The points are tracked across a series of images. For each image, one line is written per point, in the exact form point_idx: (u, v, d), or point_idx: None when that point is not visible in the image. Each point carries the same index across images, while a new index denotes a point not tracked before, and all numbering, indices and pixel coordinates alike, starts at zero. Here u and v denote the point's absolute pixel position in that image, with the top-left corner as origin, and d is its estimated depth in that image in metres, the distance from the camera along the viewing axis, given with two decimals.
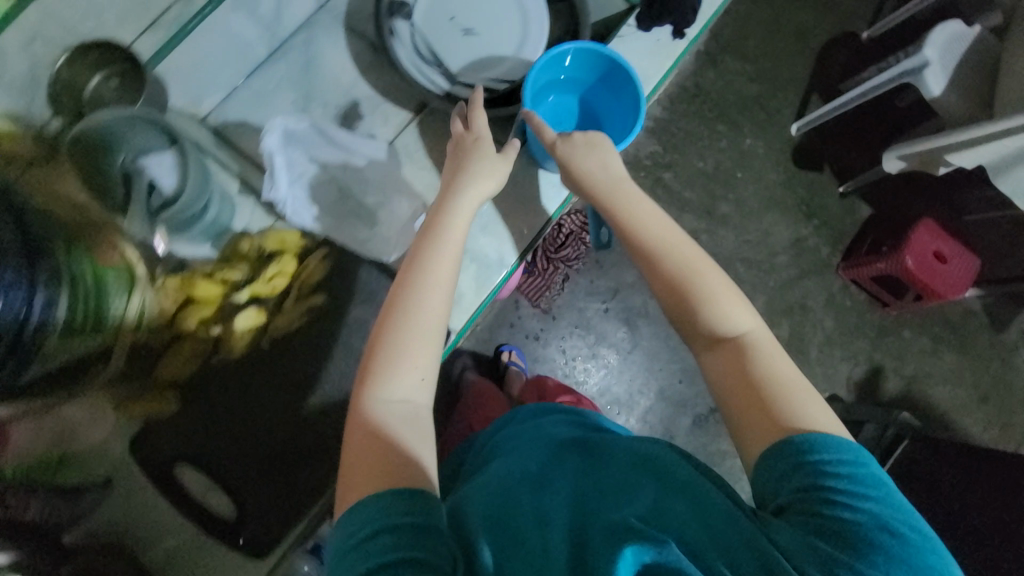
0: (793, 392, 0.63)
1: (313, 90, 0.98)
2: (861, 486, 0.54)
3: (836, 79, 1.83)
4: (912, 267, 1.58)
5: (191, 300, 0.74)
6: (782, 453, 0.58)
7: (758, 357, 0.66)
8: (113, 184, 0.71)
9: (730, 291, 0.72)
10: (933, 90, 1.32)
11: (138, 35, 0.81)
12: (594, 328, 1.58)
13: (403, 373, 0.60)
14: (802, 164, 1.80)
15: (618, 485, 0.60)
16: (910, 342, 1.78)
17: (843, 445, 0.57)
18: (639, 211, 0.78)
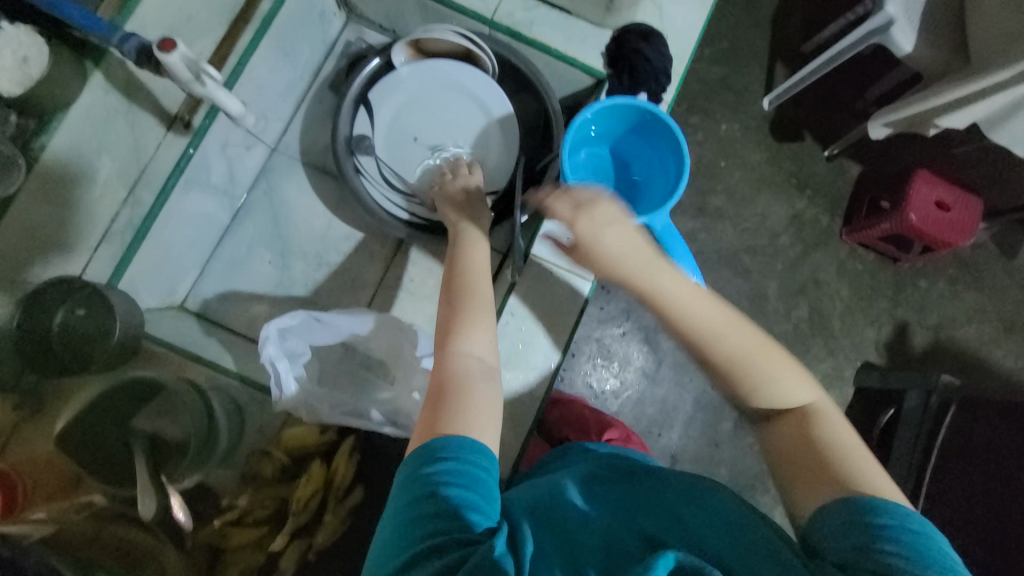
0: (868, 465, 0.52)
1: (290, 243, 0.93)
2: (940, 565, 0.43)
3: (793, 32, 1.51)
4: (917, 223, 1.32)
5: (226, 550, 0.69)
6: (845, 506, 0.48)
7: (827, 429, 0.55)
8: (121, 462, 0.63)
9: (787, 362, 0.60)
10: (907, 47, 1.11)
11: (92, 253, 0.73)
12: (616, 353, 1.31)
13: (477, 331, 0.59)
14: (781, 139, 1.49)
15: (678, 510, 0.53)
16: (928, 292, 1.47)
17: (908, 513, 0.46)
18: (679, 288, 0.61)
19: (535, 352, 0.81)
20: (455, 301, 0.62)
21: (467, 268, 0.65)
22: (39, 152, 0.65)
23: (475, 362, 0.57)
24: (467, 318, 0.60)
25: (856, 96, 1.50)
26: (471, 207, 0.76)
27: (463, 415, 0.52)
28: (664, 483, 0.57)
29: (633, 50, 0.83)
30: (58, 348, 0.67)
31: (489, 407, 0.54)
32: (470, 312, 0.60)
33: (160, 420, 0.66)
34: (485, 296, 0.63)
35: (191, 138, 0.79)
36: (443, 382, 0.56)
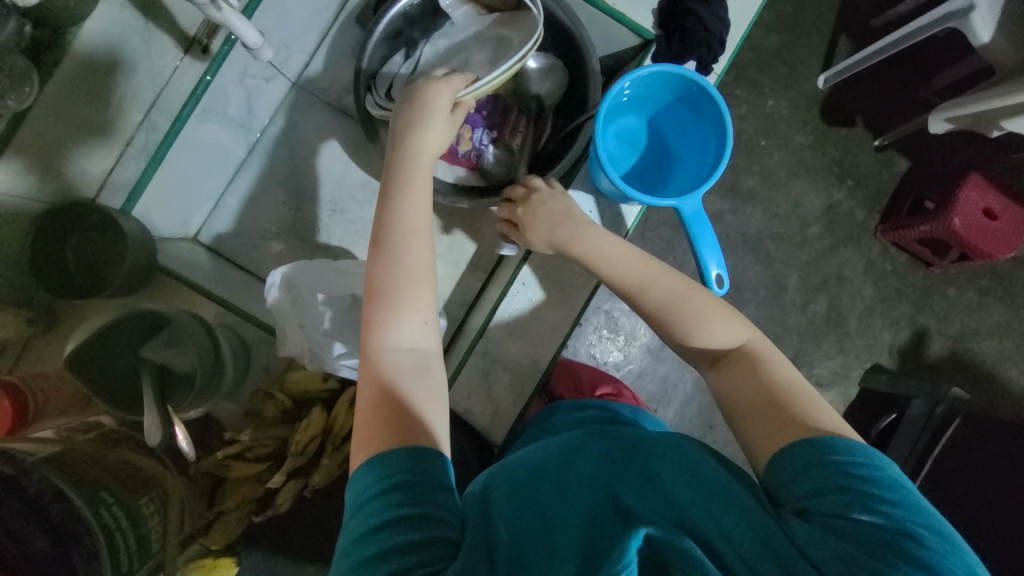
0: (807, 397, 0.55)
1: (305, 184, 0.91)
2: (890, 490, 0.46)
3: (864, 4, 1.37)
4: (959, 228, 1.24)
5: (228, 478, 0.73)
6: (804, 449, 0.50)
7: (768, 366, 0.58)
8: (130, 388, 0.65)
9: (719, 306, 0.63)
10: (985, 39, 1.01)
11: (118, 159, 0.73)
12: (623, 327, 1.29)
13: (406, 320, 0.57)
14: (830, 122, 1.39)
15: (658, 475, 0.52)
16: (955, 302, 1.42)
17: (857, 448, 0.49)
18: (609, 247, 0.69)
19: (544, 323, 0.80)
20: (385, 286, 0.58)
21: (399, 234, 0.59)
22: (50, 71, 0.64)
23: (407, 357, 0.57)
24: (400, 303, 0.57)
25: (920, 82, 1.37)
26: (418, 121, 0.65)
27: (404, 417, 0.52)
28: (641, 448, 0.56)
29: (688, 11, 0.76)
30: (82, 278, 0.73)
31: (431, 402, 0.55)
32: (401, 293, 0.57)
33: (169, 352, 0.65)
34: (422, 269, 0.59)
35: (209, 65, 0.74)
36: (372, 387, 0.55)
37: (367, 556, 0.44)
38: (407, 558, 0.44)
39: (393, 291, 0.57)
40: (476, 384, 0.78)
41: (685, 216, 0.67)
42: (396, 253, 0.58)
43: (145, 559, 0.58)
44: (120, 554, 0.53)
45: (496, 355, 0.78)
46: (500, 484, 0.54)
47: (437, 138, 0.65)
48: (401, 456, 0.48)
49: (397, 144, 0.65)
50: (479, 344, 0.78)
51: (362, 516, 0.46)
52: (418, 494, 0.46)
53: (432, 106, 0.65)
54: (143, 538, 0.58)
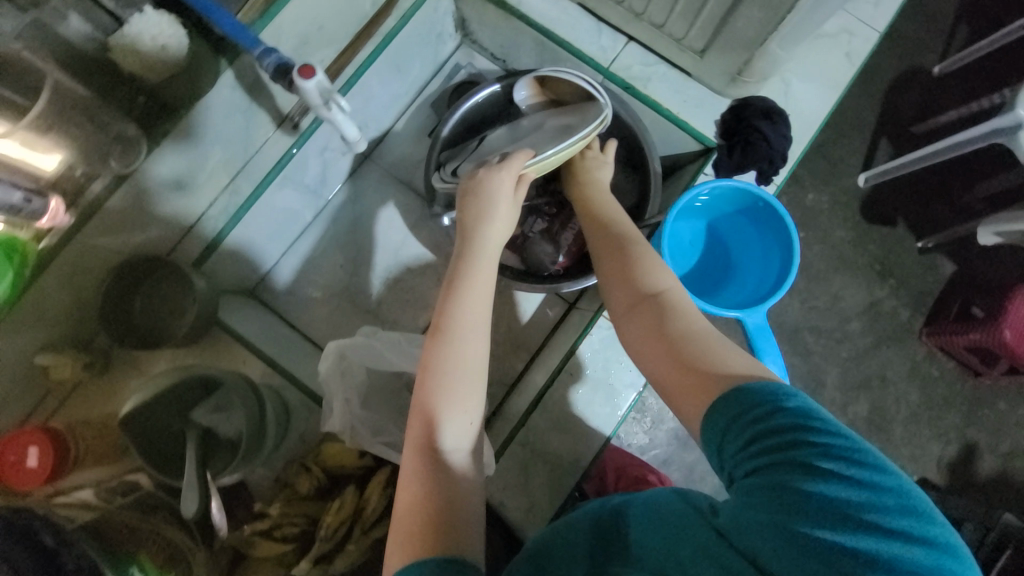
0: (719, 347, 0.49)
1: (362, 249, 0.95)
2: (813, 418, 0.39)
3: (907, 111, 1.40)
4: (1010, 341, 1.18)
5: (249, 557, 0.65)
6: (725, 402, 0.43)
7: (675, 316, 0.53)
8: (171, 450, 0.64)
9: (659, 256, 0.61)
10: None
11: (210, 204, 0.78)
12: (651, 410, 1.22)
13: (456, 416, 0.55)
14: (872, 221, 1.39)
15: (632, 533, 0.45)
16: (1006, 417, 1.33)
17: (772, 383, 0.43)
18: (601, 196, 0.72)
19: (591, 420, 0.76)
20: (434, 369, 0.57)
21: (459, 321, 0.59)
22: (160, 142, 0.68)
23: (456, 458, 0.54)
24: (452, 400, 0.56)
25: (964, 188, 1.37)
26: (478, 204, 0.67)
27: (450, 520, 0.50)
28: (625, 514, 0.48)
29: (752, 127, 0.78)
30: (145, 328, 0.75)
31: (478, 513, 0.53)
32: (456, 389, 0.56)
33: (215, 417, 0.65)
34: (475, 358, 0.58)
35: (297, 139, 0.81)
36: (416, 482, 0.53)
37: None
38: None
39: (443, 382, 0.56)
40: (514, 474, 0.75)
41: (750, 328, 0.66)
42: (452, 344, 0.57)
43: None
44: None
45: (535, 444, 0.76)
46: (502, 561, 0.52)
47: (501, 229, 0.68)
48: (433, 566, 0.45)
49: (463, 237, 0.67)
50: (520, 432, 0.77)
51: None
52: None
53: (499, 203, 0.68)
54: None
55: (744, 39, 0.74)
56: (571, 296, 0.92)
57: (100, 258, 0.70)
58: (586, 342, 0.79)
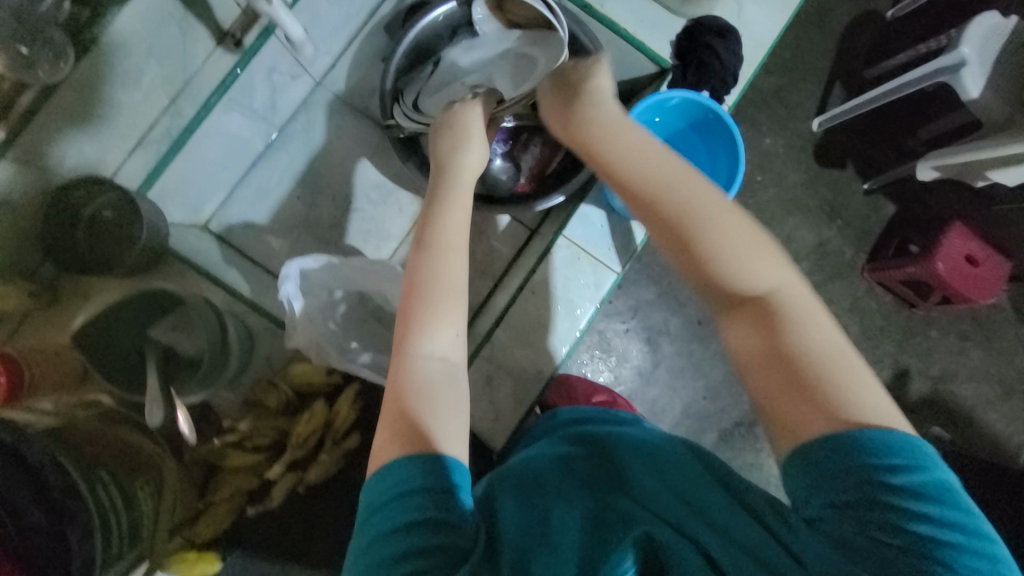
0: (845, 368, 0.45)
1: (319, 180, 0.93)
2: (920, 498, 0.40)
3: (860, 53, 1.43)
4: (940, 272, 1.29)
5: (223, 467, 0.68)
6: (828, 451, 0.42)
7: (789, 330, 0.47)
8: (128, 363, 0.64)
9: (748, 238, 0.50)
10: (973, 94, 1.08)
11: (127, 156, 0.74)
12: (615, 349, 1.24)
13: (439, 328, 0.55)
14: (822, 163, 1.44)
15: (646, 490, 0.51)
16: (937, 344, 1.42)
17: (896, 443, 0.41)
18: (634, 148, 0.57)
19: (552, 331, 0.82)
20: (418, 292, 0.57)
21: (440, 239, 0.60)
22: (90, 51, 0.64)
23: (436, 365, 0.55)
24: (431, 313, 0.56)
25: (908, 131, 1.43)
26: (452, 138, 0.71)
27: (420, 418, 0.51)
28: (623, 465, 0.56)
29: (706, 45, 0.80)
30: (88, 251, 0.72)
31: (457, 412, 0.53)
32: (433, 300, 0.56)
33: (175, 334, 0.65)
34: (457, 277, 0.59)
35: (241, 57, 0.74)
36: (397, 389, 0.54)
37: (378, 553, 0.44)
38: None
39: (424, 300, 0.56)
40: (480, 387, 0.80)
41: None
42: (436, 259, 0.57)
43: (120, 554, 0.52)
44: (99, 548, 0.47)
45: (500, 358, 0.81)
46: (503, 493, 0.56)
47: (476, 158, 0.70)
48: (412, 466, 0.46)
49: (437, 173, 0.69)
50: (485, 348, 0.80)
51: (379, 519, 0.45)
52: (438, 501, 0.45)
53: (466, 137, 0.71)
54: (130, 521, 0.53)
55: None
56: (533, 222, 0.92)
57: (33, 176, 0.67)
58: (547, 262, 0.82)
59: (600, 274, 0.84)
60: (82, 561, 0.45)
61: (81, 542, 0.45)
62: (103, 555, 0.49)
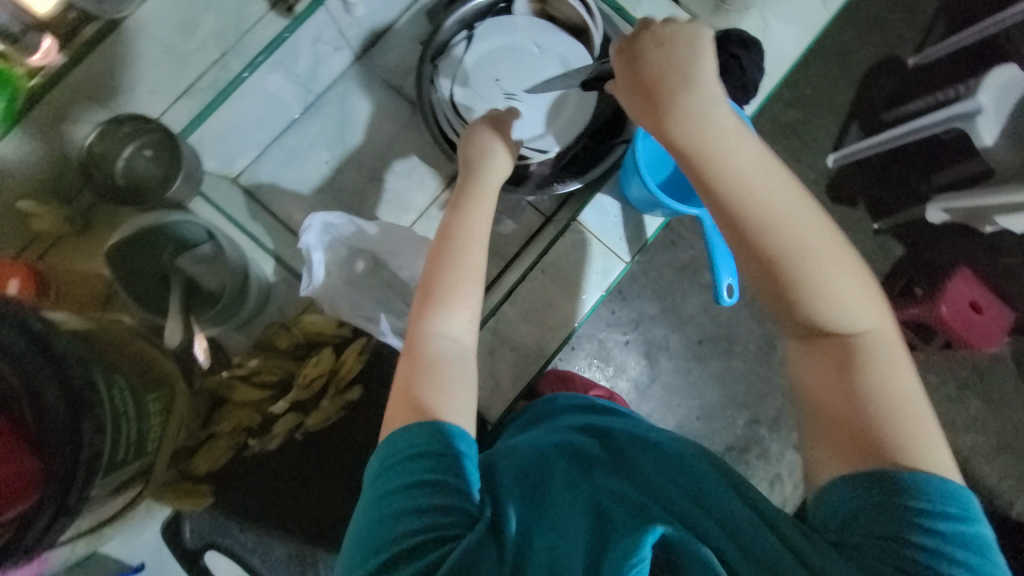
0: (913, 413, 0.47)
1: (349, 150, 0.97)
2: (948, 538, 0.41)
3: (883, 94, 1.43)
4: (945, 315, 1.32)
5: (229, 401, 0.70)
6: (875, 484, 0.44)
7: (873, 370, 0.48)
8: (157, 289, 0.70)
9: (845, 285, 0.50)
10: (987, 140, 1.10)
11: (172, 102, 0.75)
12: (614, 360, 1.25)
13: (455, 311, 0.58)
14: (836, 201, 1.43)
15: (650, 480, 0.50)
16: (936, 391, 1.41)
17: (944, 491, 0.43)
18: (752, 170, 0.50)
19: (555, 312, 0.84)
20: (440, 279, 0.59)
21: (462, 228, 0.61)
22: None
23: (450, 346, 0.57)
24: (450, 296, 0.58)
25: (922, 177, 1.42)
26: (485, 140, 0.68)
27: (433, 388, 0.54)
28: (623, 454, 0.55)
29: (732, 56, 0.83)
30: (124, 184, 0.77)
31: (462, 393, 0.55)
32: (451, 283, 0.58)
33: (202, 268, 0.70)
34: (478, 264, 0.60)
35: (291, 23, 0.73)
36: (410, 362, 0.56)
37: (382, 516, 0.46)
38: (421, 535, 0.44)
39: (443, 283, 0.58)
40: (481, 359, 0.82)
41: (706, 227, 0.75)
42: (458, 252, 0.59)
43: (120, 469, 0.52)
44: (106, 455, 0.48)
45: (505, 333, 0.83)
46: (505, 468, 0.57)
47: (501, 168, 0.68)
48: (420, 430, 0.49)
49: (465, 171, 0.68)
50: (491, 321, 0.82)
51: (384, 478, 0.48)
52: (441, 463, 0.47)
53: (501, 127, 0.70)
54: (140, 431, 0.55)
55: None
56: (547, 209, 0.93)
57: (86, 108, 0.71)
58: (558, 245, 0.85)
59: (609, 261, 0.86)
60: (91, 460, 0.46)
61: (95, 438, 0.46)
62: (109, 460, 0.49)
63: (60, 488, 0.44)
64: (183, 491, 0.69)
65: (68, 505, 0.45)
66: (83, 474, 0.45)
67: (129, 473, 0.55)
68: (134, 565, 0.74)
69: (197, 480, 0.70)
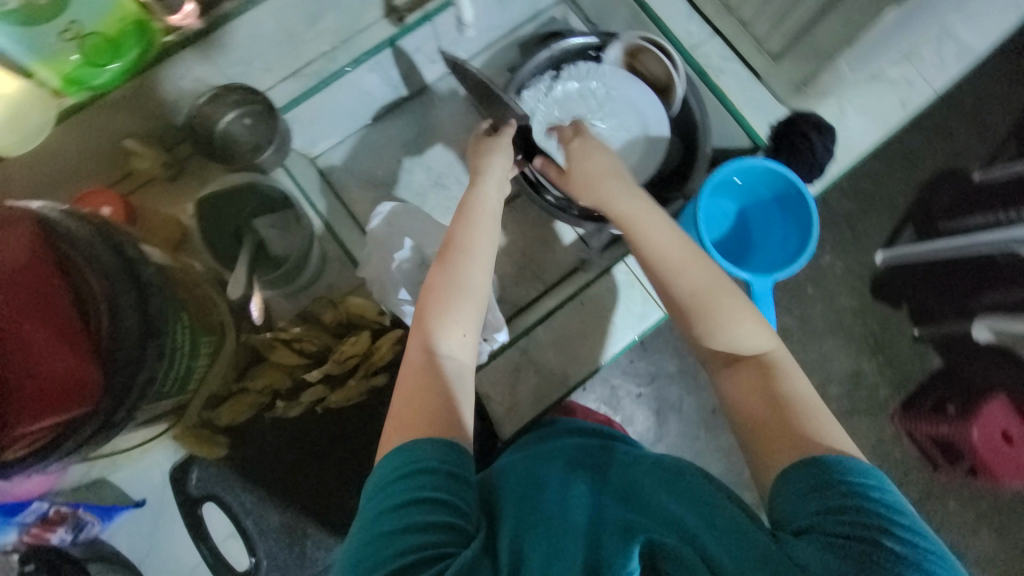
0: (815, 414, 0.55)
1: (421, 155, 1.03)
2: (891, 511, 0.45)
3: (942, 202, 1.42)
4: (975, 441, 1.31)
5: (267, 360, 0.74)
6: (810, 471, 0.49)
7: (780, 378, 0.58)
8: (229, 241, 0.75)
9: (742, 305, 0.63)
10: None
11: (278, 82, 0.82)
12: (621, 410, 1.24)
13: (449, 325, 0.62)
14: (878, 298, 1.41)
15: (661, 505, 0.50)
16: (952, 516, 1.34)
17: (863, 468, 0.48)
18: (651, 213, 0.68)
19: (585, 346, 0.85)
20: (433, 295, 0.63)
21: (464, 241, 0.66)
22: None
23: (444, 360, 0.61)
24: (446, 308, 0.62)
25: (973, 293, 1.38)
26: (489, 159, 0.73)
27: (436, 396, 0.57)
28: (609, 469, 0.60)
29: (804, 135, 0.85)
30: (218, 142, 0.83)
31: (454, 400, 0.58)
32: (447, 297, 0.63)
33: (274, 232, 0.75)
34: (478, 287, 0.65)
35: (399, 32, 0.80)
36: (409, 370, 0.60)
37: (377, 536, 0.46)
38: (416, 555, 0.45)
39: (438, 296, 0.63)
40: (505, 376, 0.83)
41: (754, 292, 0.78)
42: (455, 267, 0.64)
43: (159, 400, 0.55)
44: (159, 381, 0.52)
45: (533, 356, 0.84)
46: (504, 492, 0.58)
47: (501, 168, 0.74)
48: (431, 447, 0.51)
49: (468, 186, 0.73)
50: (522, 340, 0.84)
51: (381, 498, 0.49)
52: (439, 482, 0.49)
53: (502, 146, 0.75)
54: (186, 372, 0.58)
55: (818, 48, 0.80)
56: None
57: (196, 85, 0.75)
58: (599, 282, 0.86)
59: (648, 308, 0.86)
60: (145, 384, 0.50)
61: (153, 362, 0.50)
62: (157, 388, 0.53)
63: (110, 406, 0.47)
64: (198, 437, 0.72)
65: (113, 420, 0.48)
66: (132, 396, 0.48)
67: (161, 408, 0.58)
68: (135, 500, 0.75)
69: (214, 432, 0.73)
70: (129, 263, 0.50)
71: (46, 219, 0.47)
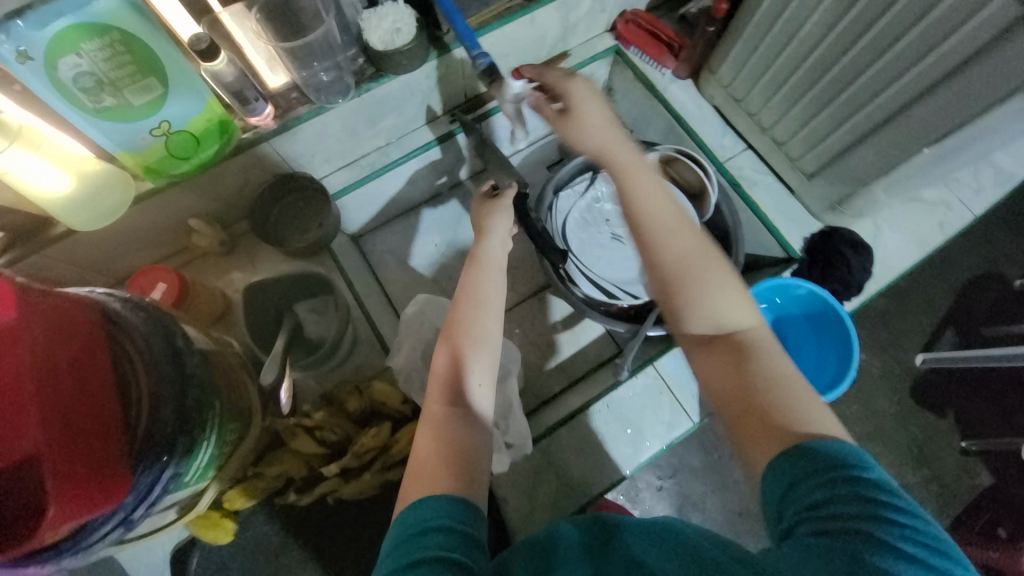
0: (795, 394, 0.52)
1: (457, 239, 1.07)
2: (881, 491, 0.42)
3: (983, 307, 1.37)
4: None
5: (286, 447, 0.73)
6: (794, 460, 0.46)
7: (759, 357, 0.55)
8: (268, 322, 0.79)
9: (728, 279, 0.61)
10: None
11: (334, 171, 0.88)
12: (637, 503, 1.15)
13: (465, 369, 0.62)
14: (918, 404, 1.32)
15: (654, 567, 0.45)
16: None
17: (852, 449, 0.45)
18: (648, 179, 0.66)
19: (608, 453, 0.81)
20: (446, 333, 0.64)
21: (479, 294, 0.67)
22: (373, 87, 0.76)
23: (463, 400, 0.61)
24: (461, 356, 0.62)
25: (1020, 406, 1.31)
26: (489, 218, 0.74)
27: (462, 464, 0.55)
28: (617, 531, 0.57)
29: (838, 252, 0.86)
30: (272, 225, 0.85)
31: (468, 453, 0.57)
32: (458, 346, 0.63)
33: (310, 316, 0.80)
34: (494, 336, 0.65)
35: (450, 131, 0.91)
36: (429, 421, 0.59)
37: None
38: None
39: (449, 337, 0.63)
40: (523, 477, 0.80)
41: None
42: (471, 317, 0.65)
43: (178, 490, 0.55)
44: (182, 472, 0.53)
45: (553, 457, 0.81)
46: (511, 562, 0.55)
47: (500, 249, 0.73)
48: (441, 502, 0.49)
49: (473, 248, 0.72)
50: (544, 440, 0.82)
51: (393, 558, 0.46)
52: (453, 540, 0.46)
53: (506, 208, 0.76)
54: (207, 464, 0.58)
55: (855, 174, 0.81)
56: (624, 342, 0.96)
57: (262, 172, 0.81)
58: (626, 386, 0.84)
59: (676, 418, 0.83)
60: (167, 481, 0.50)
61: (180, 458, 0.50)
62: (178, 481, 0.53)
63: (132, 503, 0.47)
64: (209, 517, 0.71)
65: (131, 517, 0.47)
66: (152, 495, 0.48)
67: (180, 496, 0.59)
68: None
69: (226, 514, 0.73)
70: (175, 357, 0.52)
71: (109, 310, 0.51)
